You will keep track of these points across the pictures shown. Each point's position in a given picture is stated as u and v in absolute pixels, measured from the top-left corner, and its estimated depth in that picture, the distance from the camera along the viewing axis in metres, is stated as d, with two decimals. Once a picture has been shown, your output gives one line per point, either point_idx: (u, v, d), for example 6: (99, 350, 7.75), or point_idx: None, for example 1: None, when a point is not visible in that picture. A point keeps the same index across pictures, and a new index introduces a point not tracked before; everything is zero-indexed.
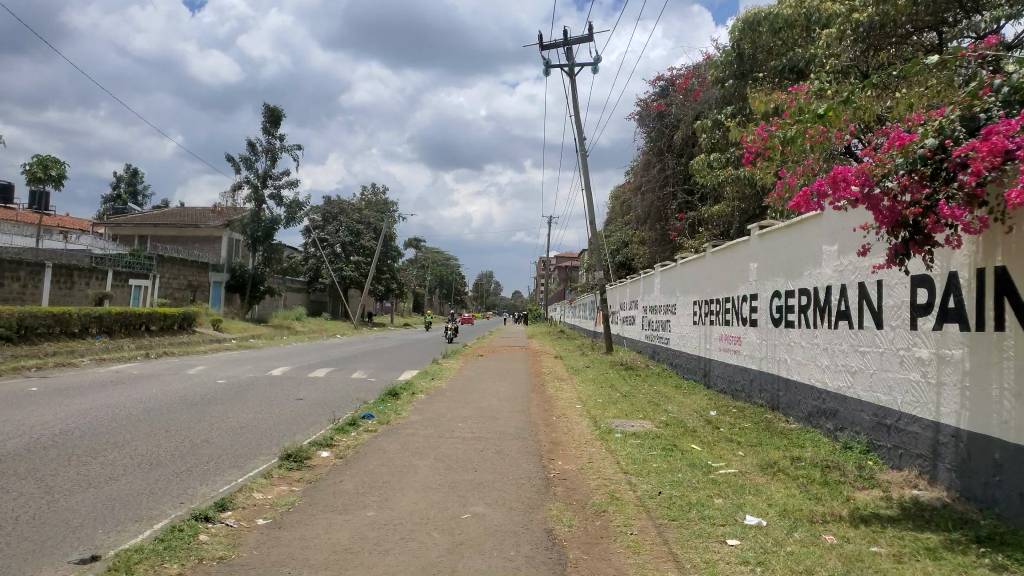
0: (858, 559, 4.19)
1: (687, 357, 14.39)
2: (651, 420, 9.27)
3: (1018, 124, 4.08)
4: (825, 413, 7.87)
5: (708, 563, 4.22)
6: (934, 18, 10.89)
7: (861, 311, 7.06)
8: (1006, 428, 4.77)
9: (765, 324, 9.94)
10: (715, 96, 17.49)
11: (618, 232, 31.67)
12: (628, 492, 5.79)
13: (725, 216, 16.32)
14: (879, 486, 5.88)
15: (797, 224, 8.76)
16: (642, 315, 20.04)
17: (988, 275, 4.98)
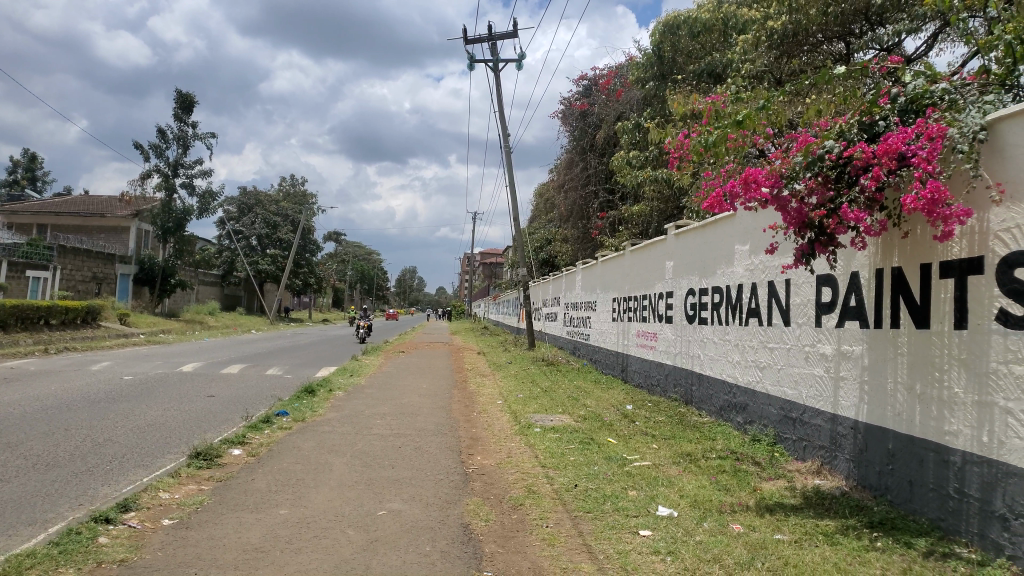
0: (762, 546, 4.37)
1: (606, 353, 14.66)
2: (570, 415, 9.40)
3: (913, 132, 4.34)
4: (735, 406, 8.16)
5: (621, 553, 4.32)
6: (842, 28, 11.44)
7: (770, 309, 7.34)
8: (898, 420, 5.06)
9: (680, 321, 10.23)
10: (636, 96, 17.83)
11: (541, 230, 31.92)
12: (545, 485, 5.86)
13: (645, 217, 16.69)
14: (784, 476, 6.15)
15: (712, 224, 9.04)
16: (564, 312, 20.28)
17: (885, 275, 5.26)
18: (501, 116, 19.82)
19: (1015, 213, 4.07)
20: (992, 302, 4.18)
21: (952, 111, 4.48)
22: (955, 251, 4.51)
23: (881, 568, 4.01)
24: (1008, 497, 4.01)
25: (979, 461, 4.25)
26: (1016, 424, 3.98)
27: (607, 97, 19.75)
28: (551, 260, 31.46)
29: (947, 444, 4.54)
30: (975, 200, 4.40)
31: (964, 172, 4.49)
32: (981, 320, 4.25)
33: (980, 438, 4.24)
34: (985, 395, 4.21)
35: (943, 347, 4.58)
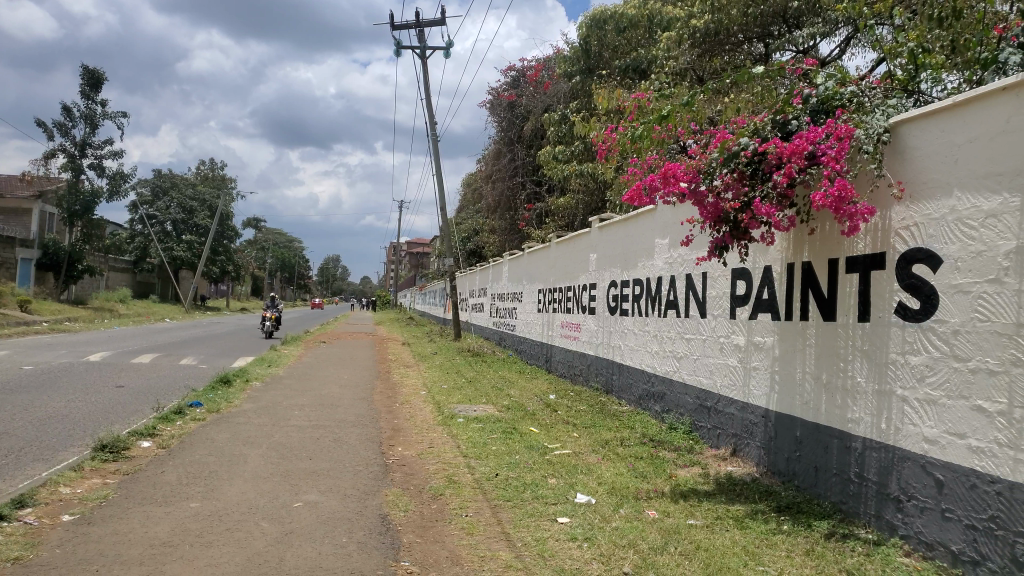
0: (675, 532, 4.50)
1: (531, 343, 14.80)
2: (493, 405, 9.44)
3: (823, 132, 4.55)
4: (653, 395, 8.36)
5: (539, 541, 4.37)
6: (762, 30, 11.78)
7: (687, 301, 7.54)
8: (806, 408, 5.28)
9: (603, 312, 10.40)
10: (564, 89, 17.96)
11: (468, 221, 31.82)
12: (466, 475, 5.88)
13: (570, 210, 16.68)
14: (698, 463, 6.34)
15: (634, 218, 9.21)
16: (490, 303, 20.33)
17: (796, 268, 5.47)
18: (428, 104, 19.64)
19: (914, 212, 4.30)
20: (892, 296, 4.40)
21: (859, 114, 4.71)
22: (859, 247, 4.73)
23: (786, 550, 4.20)
24: (903, 480, 4.24)
25: (878, 447, 4.48)
26: (912, 412, 4.21)
27: (535, 89, 19.84)
28: (478, 251, 31.42)
29: (849, 431, 4.77)
30: (878, 198, 4.64)
31: (867, 172, 4.73)
32: (882, 313, 4.48)
33: (879, 425, 4.47)
34: (884, 384, 4.44)
35: (847, 338, 4.81)
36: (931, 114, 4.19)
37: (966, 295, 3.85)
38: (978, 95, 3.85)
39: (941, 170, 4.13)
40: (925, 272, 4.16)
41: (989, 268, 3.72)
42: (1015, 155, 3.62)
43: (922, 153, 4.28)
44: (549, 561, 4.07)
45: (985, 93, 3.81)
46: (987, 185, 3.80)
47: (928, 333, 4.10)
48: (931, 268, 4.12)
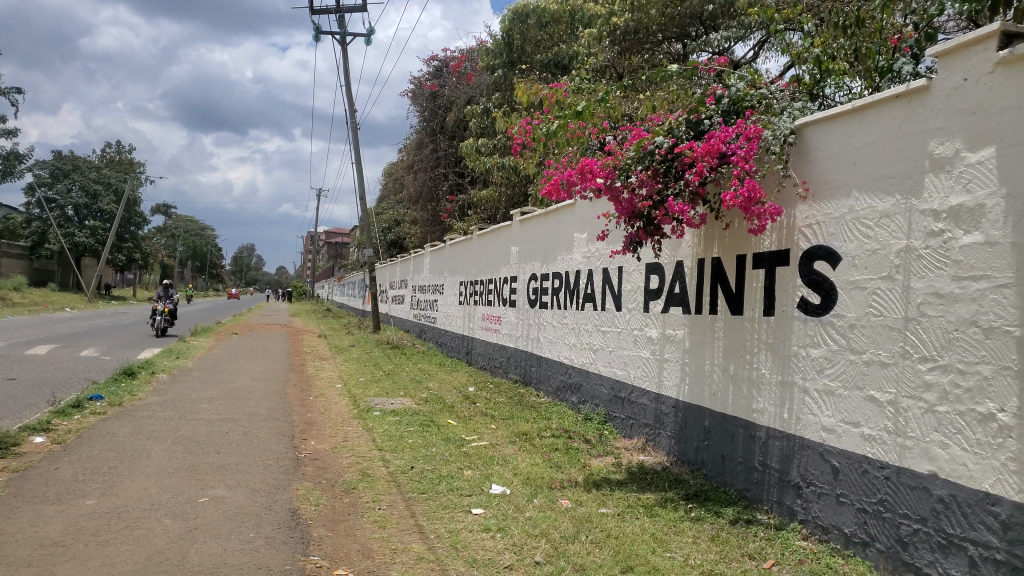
0: (587, 520, 4.59)
1: (452, 336, 14.78)
2: (411, 398, 9.39)
3: (733, 132, 4.70)
4: (570, 386, 8.48)
5: (452, 532, 4.38)
6: (680, 30, 12.01)
7: (604, 295, 7.67)
8: (714, 399, 5.46)
9: (522, 305, 10.47)
10: (486, 81, 17.94)
11: (388, 211, 31.39)
12: (380, 468, 5.83)
13: (492, 203, 16.67)
14: (612, 452, 6.48)
15: (554, 212, 9.31)
16: (410, 295, 20.19)
17: (706, 264, 5.63)
18: (348, 91, 19.26)
19: (816, 211, 4.49)
20: (795, 291, 4.60)
21: (767, 115, 4.89)
22: (766, 244, 4.92)
23: (692, 536, 4.34)
24: (803, 467, 4.44)
25: (780, 435, 4.67)
26: (811, 402, 4.41)
27: (457, 80, 19.79)
28: (399, 241, 31.08)
29: (754, 421, 4.97)
30: (783, 197, 4.82)
31: (774, 172, 4.91)
32: (785, 307, 4.67)
33: (782, 415, 4.67)
34: (786, 375, 4.64)
35: (753, 332, 4.99)
36: (833, 118, 4.39)
37: (862, 291, 4.05)
38: (875, 100, 4.06)
39: (840, 171, 4.33)
40: (825, 268, 4.36)
41: (883, 266, 3.92)
42: (907, 160, 3.83)
43: (825, 155, 4.48)
44: (462, 552, 4.08)
45: (882, 99, 4.01)
46: (882, 187, 3.99)
47: (827, 327, 4.30)
48: (830, 266, 4.31)
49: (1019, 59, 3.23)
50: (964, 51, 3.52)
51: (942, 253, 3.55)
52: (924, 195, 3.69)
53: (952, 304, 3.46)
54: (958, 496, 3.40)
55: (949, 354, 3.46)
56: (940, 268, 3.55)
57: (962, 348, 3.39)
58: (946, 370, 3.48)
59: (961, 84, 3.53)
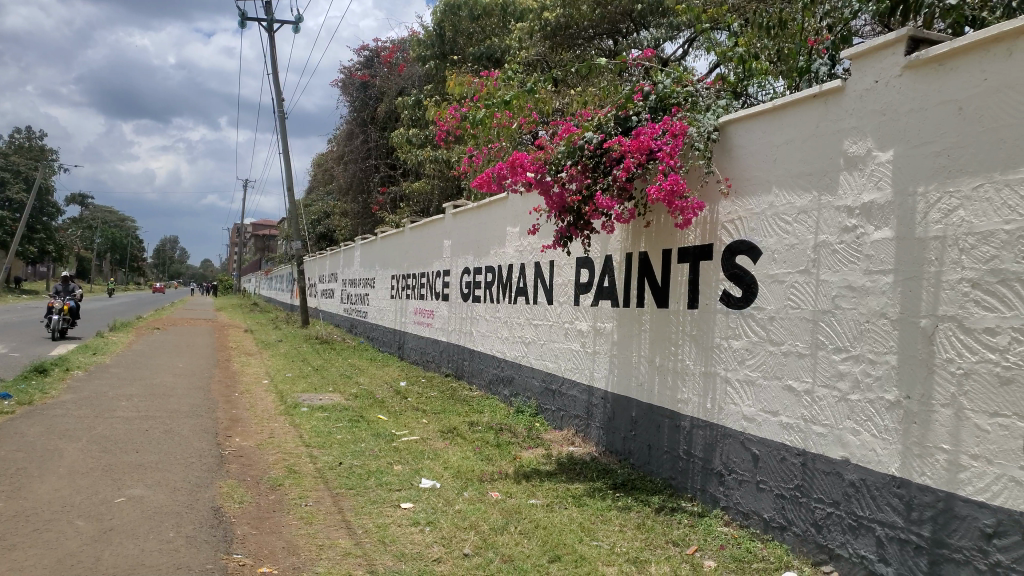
0: (516, 512, 4.63)
1: (383, 330, 14.63)
2: (340, 393, 9.25)
3: (660, 129, 4.80)
4: (502, 379, 8.52)
5: (380, 527, 4.35)
6: (610, 26, 12.14)
7: (535, 288, 7.72)
8: (641, 390, 5.57)
9: (455, 298, 10.45)
10: (418, 73, 17.76)
11: (317, 202, 30.79)
12: (307, 464, 5.74)
13: (425, 195, 16.53)
14: (542, 444, 6.55)
15: (486, 205, 9.31)
16: (340, 288, 19.91)
17: (634, 257, 5.73)
18: (276, 79, 18.79)
19: (738, 207, 4.62)
20: (717, 284, 4.73)
21: (693, 113, 4.98)
22: (690, 239, 5.04)
23: (619, 525, 4.43)
24: (725, 455, 4.58)
25: (703, 424, 4.81)
26: (733, 391, 4.55)
27: (388, 71, 19.55)
28: (329, 234, 30.54)
29: (679, 410, 5.09)
30: (707, 193, 4.94)
31: (698, 168, 5.03)
32: (709, 300, 4.80)
33: (705, 405, 4.80)
34: (710, 366, 4.76)
35: (678, 324, 5.11)
36: (756, 116, 4.52)
37: (781, 284, 4.20)
38: (794, 99, 4.19)
39: (761, 168, 4.46)
40: (746, 263, 4.50)
41: (800, 260, 4.07)
42: (824, 158, 3.97)
43: (747, 152, 4.61)
44: (390, 546, 4.06)
45: (800, 99, 4.15)
46: (800, 184, 4.14)
47: (747, 319, 4.44)
48: (751, 260, 4.45)
49: (925, 62, 3.40)
50: (876, 54, 3.68)
51: (855, 248, 3.70)
52: (839, 192, 3.85)
53: (864, 296, 3.62)
54: (867, 480, 3.56)
55: (860, 344, 3.62)
56: (853, 262, 3.71)
57: (872, 338, 3.55)
58: (858, 360, 3.64)
59: (873, 86, 3.68)
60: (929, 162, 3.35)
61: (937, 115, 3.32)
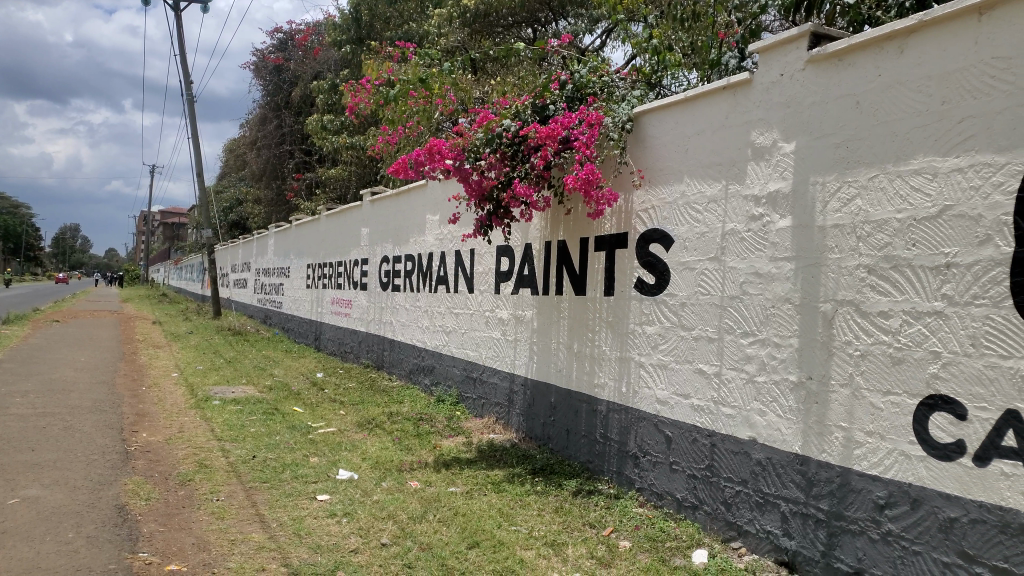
0: (435, 500, 4.63)
1: (299, 321, 14.32)
2: (254, 386, 9.01)
3: (575, 119, 4.90)
4: (423, 369, 8.47)
5: (296, 520, 4.27)
6: (529, 15, 12.13)
7: (456, 277, 7.69)
8: (559, 376, 5.65)
9: (373, 287, 10.32)
10: (334, 56, 17.33)
11: (229, 189, 29.75)
12: (219, 459, 5.57)
13: (341, 182, 16.21)
14: (462, 432, 6.57)
15: (405, 193, 9.22)
16: (254, 278, 19.35)
17: (552, 246, 5.78)
18: (184, 60, 18.04)
19: (651, 196, 4.72)
20: (632, 272, 4.83)
21: (608, 103, 5.11)
22: (606, 227, 5.12)
23: (537, 509, 4.49)
24: (639, 438, 4.70)
25: (619, 408, 4.91)
26: (647, 375, 4.67)
27: (303, 54, 19.03)
28: (241, 221, 29.58)
29: (596, 395, 5.18)
30: (621, 182, 5.04)
31: (613, 158, 5.12)
32: (624, 288, 4.90)
33: (620, 389, 4.91)
34: (625, 352, 4.87)
35: (595, 311, 5.19)
36: (669, 106, 4.62)
37: (692, 271, 4.31)
38: (706, 90, 4.31)
39: (674, 158, 4.56)
40: (659, 250, 4.60)
41: (710, 247, 4.20)
42: (732, 148, 4.10)
43: (660, 142, 4.70)
44: (305, 539, 3.99)
45: (711, 91, 4.27)
46: (710, 174, 4.26)
47: (660, 305, 4.55)
48: (664, 248, 4.56)
49: (827, 57, 3.54)
50: (781, 48, 3.82)
51: (762, 236, 3.84)
52: (747, 181, 3.98)
53: (770, 282, 3.76)
54: (773, 459, 3.71)
55: (766, 328, 3.77)
56: (759, 250, 3.85)
57: (777, 323, 3.70)
58: (764, 344, 3.79)
59: (778, 79, 3.82)
60: (830, 153, 3.50)
61: (837, 108, 3.47)
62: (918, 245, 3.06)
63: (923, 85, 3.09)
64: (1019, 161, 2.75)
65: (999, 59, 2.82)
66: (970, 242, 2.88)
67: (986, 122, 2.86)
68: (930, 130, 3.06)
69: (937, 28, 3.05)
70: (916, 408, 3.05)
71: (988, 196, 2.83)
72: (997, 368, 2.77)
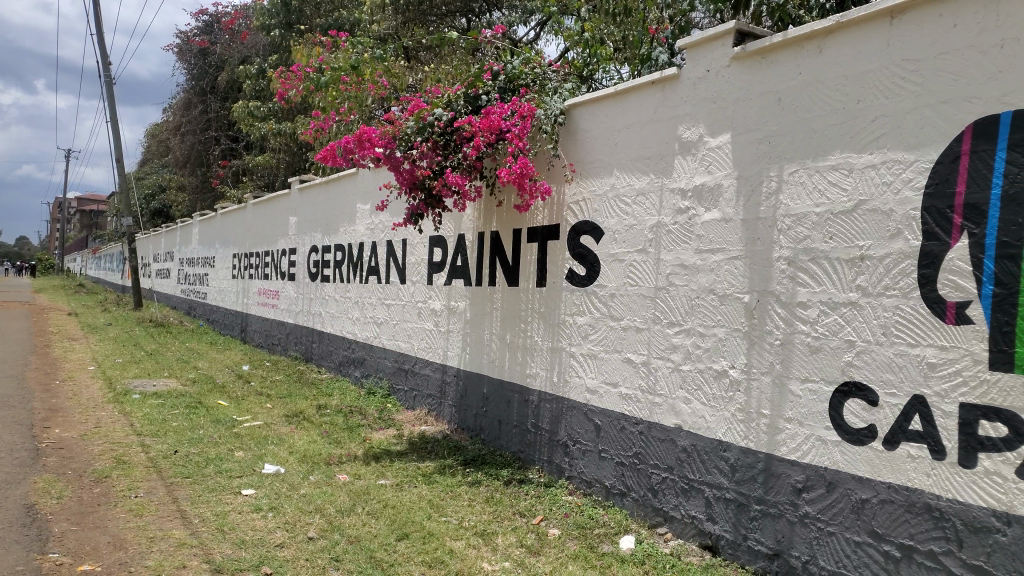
0: (364, 493, 4.57)
1: (225, 312, 13.93)
2: (177, 379, 8.73)
3: (508, 110, 4.92)
4: (353, 361, 8.36)
5: (219, 515, 4.17)
6: (464, 4, 12.01)
7: (387, 268, 7.60)
8: (491, 366, 5.66)
9: (302, 278, 10.12)
10: (262, 41, 16.87)
11: (151, 175, 28.65)
12: (138, 454, 5.38)
13: (269, 169, 15.84)
14: (393, 425, 6.51)
15: (335, 181, 9.05)
16: (177, 268, 18.73)
17: (485, 237, 5.78)
18: (102, 39, 17.25)
19: (582, 189, 4.77)
20: (564, 263, 4.87)
21: (540, 95, 5.13)
22: (538, 219, 5.15)
23: (468, 500, 4.49)
24: (569, 427, 4.75)
25: (550, 398, 4.95)
26: (577, 365, 4.72)
27: (230, 38, 18.46)
28: (164, 209, 28.53)
29: (528, 385, 5.21)
30: (553, 175, 5.07)
31: (546, 151, 5.14)
32: (555, 279, 4.94)
33: (552, 378, 4.95)
34: (556, 342, 4.91)
35: (527, 302, 5.22)
36: (599, 100, 4.66)
37: (620, 263, 4.38)
38: (636, 85, 4.36)
39: (604, 151, 4.61)
40: (589, 242, 4.65)
41: (638, 240, 4.27)
42: (660, 142, 4.17)
43: (591, 135, 4.75)
44: (229, 534, 3.90)
45: (641, 84, 4.32)
46: (639, 167, 4.32)
47: (590, 296, 4.61)
48: (594, 240, 4.61)
49: (750, 54, 3.64)
50: (707, 45, 3.90)
51: (688, 229, 3.93)
52: (674, 175, 4.05)
53: (694, 274, 3.85)
54: (697, 446, 3.81)
55: (691, 319, 3.86)
56: (685, 242, 3.94)
57: (702, 313, 3.80)
58: (689, 333, 3.88)
59: (704, 75, 3.90)
60: (753, 148, 3.59)
61: (760, 105, 3.57)
62: (834, 238, 3.18)
63: (840, 85, 3.20)
64: (927, 159, 2.87)
65: (909, 61, 2.95)
66: (882, 235, 3.01)
67: (898, 121, 2.98)
68: (846, 127, 3.18)
69: (852, 29, 3.16)
70: (832, 395, 3.17)
71: (899, 191, 2.96)
72: (905, 355, 2.90)
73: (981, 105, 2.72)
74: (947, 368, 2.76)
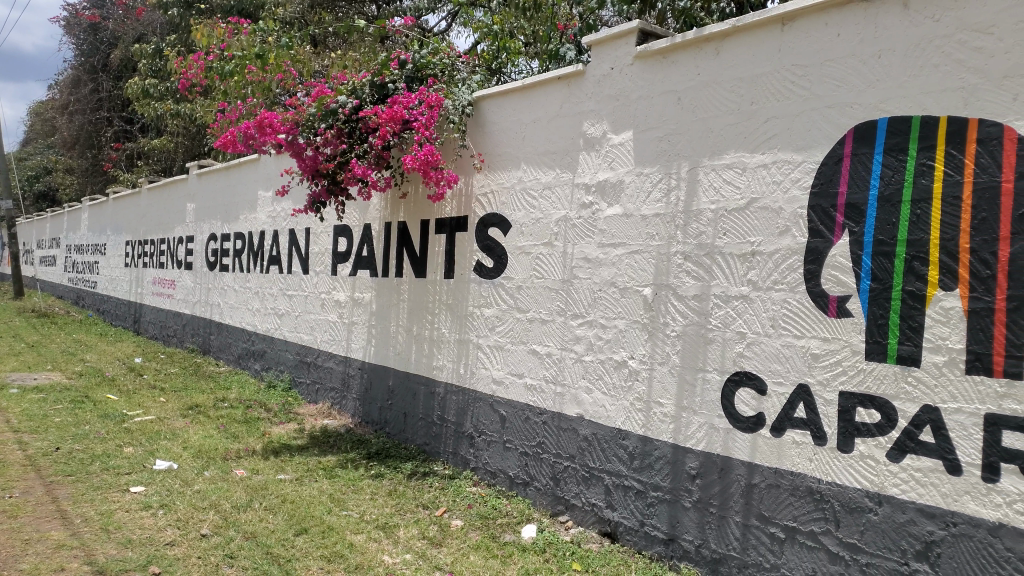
0: (261, 488, 4.45)
1: (116, 303, 13.25)
2: (60, 372, 8.24)
3: (415, 99, 4.87)
4: (253, 354, 8.12)
5: (103, 514, 3.97)
6: None
7: (290, 258, 7.40)
8: (397, 358, 5.61)
9: (200, 267, 9.74)
10: (159, 19, 16.09)
11: (35, 157, 26.86)
12: (15, 452, 5.05)
13: (166, 153, 15.14)
14: (294, 419, 6.36)
15: (235, 167, 8.73)
16: (63, 255, 17.68)
17: (393, 227, 5.71)
18: None
19: (490, 181, 4.78)
20: (472, 255, 4.87)
21: (448, 86, 5.09)
22: (446, 210, 5.13)
23: (370, 493, 4.44)
24: (474, 419, 4.77)
25: (456, 390, 4.95)
26: (484, 356, 4.73)
27: (123, 14, 17.51)
28: (49, 193, 26.82)
29: (433, 377, 5.19)
30: (461, 166, 5.05)
31: (453, 141, 5.11)
32: (463, 271, 4.93)
33: (458, 370, 4.95)
34: (463, 334, 4.91)
35: (434, 294, 5.20)
36: (507, 93, 4.68)
37: (527, 255, 4.41)
38: (543, 79, 4.39)
39: (511, 144, 4.64)
40: (497, 235, 4.67)
41: (544, 233, 4.31)
42: (566, 137, 4.23)
43: (498, 127, 4.76)
44: (114, 534, 3.72)
45: (547, 79, 4.37)
46: (545, 161, 4.36)
47: (497, 287, 4.63)
48: (501, 232, 4.63)
49: (652, 54, 3.73)
50: (612, 42, 3.97)
51: (591, 223, 4.00)
52: (578, 170, 4.12)
53: (597, 267, 3.93)
54: (598, 435, 3.90)
55: (594, 311, 3.94)
56: (588, 236, 4.01)
57: (604, 305, 3.88)
58: (591, 325, 3.95)
59: (609, 72, 3.98)
60: (654, 145, 3.69)
61: (660, 103, 3.66)
62: (727, 234, 3.31)
63: (735, 87, 3.33)
64: (813, 161, 3.03)
65: (797, 67, 3.09)
66: (771, 232, 3.15)
67: (788, 123, 3.12)
68: (739, 127, 3.31)
69: (748, 34, 3.29)
70: (724, 384, 3.30)
71: (787, 190, 3.11)
72: (791, 346, 3.05)
73: (860, 111, 2.88)
74: (829, 358, 2.92)
